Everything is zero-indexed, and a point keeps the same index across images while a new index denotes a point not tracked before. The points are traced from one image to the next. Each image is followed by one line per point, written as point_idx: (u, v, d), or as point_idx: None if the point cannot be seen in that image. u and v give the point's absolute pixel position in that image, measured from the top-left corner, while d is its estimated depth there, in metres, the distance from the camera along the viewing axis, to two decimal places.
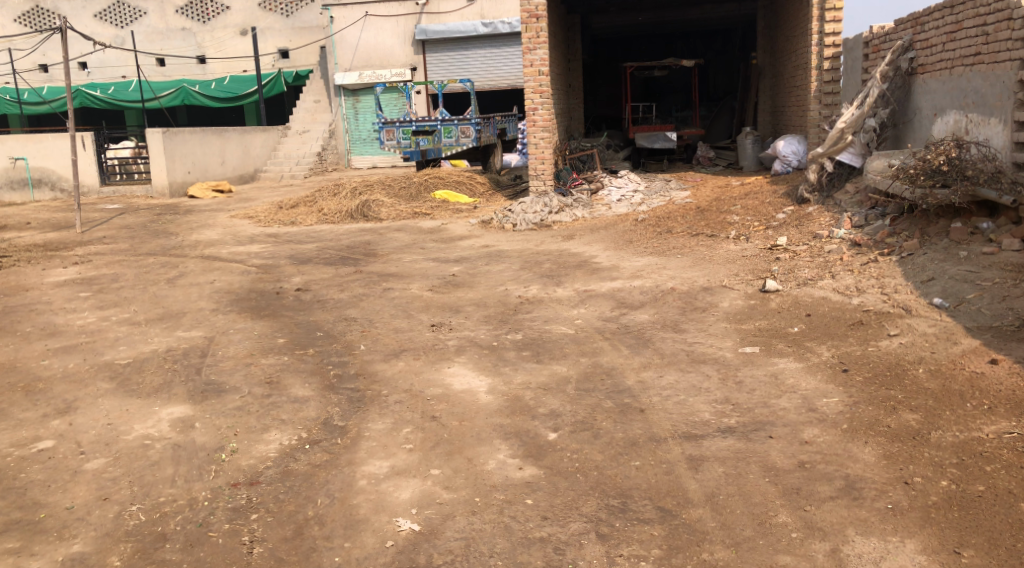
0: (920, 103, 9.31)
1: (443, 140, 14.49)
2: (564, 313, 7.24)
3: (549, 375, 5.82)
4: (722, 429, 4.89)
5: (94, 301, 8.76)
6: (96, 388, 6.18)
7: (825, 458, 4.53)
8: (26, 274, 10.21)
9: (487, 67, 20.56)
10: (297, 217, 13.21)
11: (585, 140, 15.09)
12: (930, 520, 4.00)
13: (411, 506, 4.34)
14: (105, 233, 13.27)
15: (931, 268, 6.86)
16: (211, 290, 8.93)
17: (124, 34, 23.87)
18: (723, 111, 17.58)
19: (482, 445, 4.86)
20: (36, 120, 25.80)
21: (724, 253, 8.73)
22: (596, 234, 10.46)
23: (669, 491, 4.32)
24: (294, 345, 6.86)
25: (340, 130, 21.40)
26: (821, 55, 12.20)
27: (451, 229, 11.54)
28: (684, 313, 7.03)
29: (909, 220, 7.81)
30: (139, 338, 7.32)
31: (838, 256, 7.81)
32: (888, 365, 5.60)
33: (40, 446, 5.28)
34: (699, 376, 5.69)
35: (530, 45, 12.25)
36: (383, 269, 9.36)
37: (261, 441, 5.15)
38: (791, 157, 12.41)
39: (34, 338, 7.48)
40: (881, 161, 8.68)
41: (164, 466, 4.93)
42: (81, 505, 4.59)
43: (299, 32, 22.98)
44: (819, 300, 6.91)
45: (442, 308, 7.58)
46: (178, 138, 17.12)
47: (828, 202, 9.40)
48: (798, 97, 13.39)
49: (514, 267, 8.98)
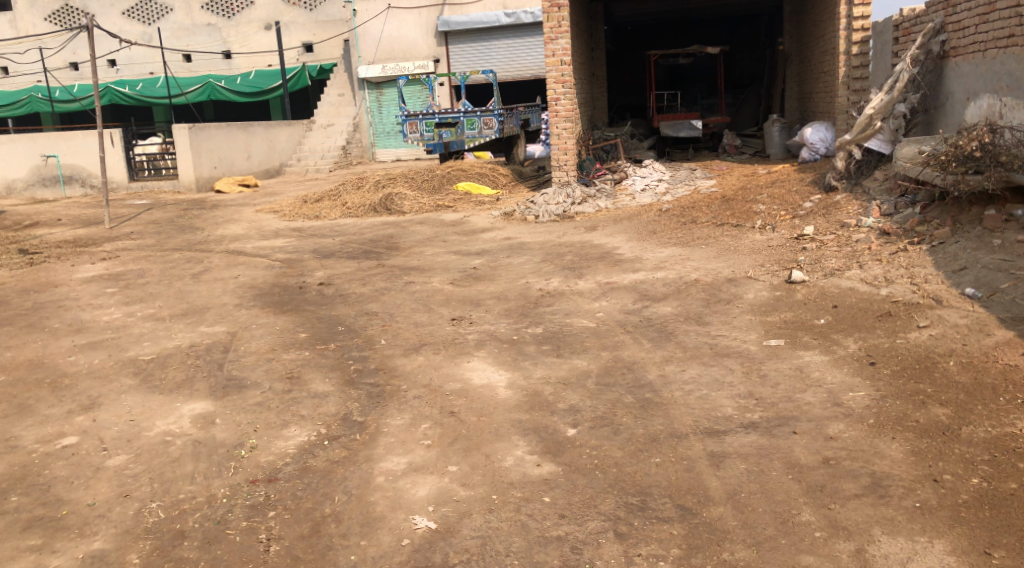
0: (952, 86, 9.10)
1: (466, 132, 14.41)
2: (586, 306, 7.16)
3: (568, 370, 5.75)
4: (744, 425, 4.80)
5: (121, 296, 8.82)
6: (119, 384, 6.21)
7: (850, 454, 4.43)
8: (55, 270, 10.33)
9: (509, 58, 20.45)
10: (321, 211, 13.22)
11: (608, 130, 14.95)
12: (959, 520, 3.89)
13: (428, 503, 4.30)
14: (134, 228, 13.39)
15: (963, 257, 6.69)
16: (235, 285, 8.96)
17: (151, 31, 24.08)
18: (750, 98, 17.35)
19: (500, 441, 4.81)
20: (67, 117, 26.13)
21: (749, 243, 8.61)
22: (619, 225, 10.36)
23: (690, 489, 4.24)
24: (315, 340, 6.85)
25: (364, 123, 21.40)
26: (849, 39, 11.95)
27: (473, 222, 11.49)
28: (708, 306, 6.93)
29: (940, 208, 7.63)
30: (163, 333, 7.36)
31: (865, 246, 7.67)
32: (917, 358, 5.47)
33: (64, 442, 5.31)
34: (721, 369, 5.60)
35: (552, 35, 12.13)
36: (405, 263, 9.32)
37: (280, 438, 5.14)
38: (818, 144, 12.22)
39: (61, 334, 7.55)
40: (911, 147, 8.47)
41: (184, 463, 4.94)
42: (102, 501, 4.60)
43: (323, 26, 22.88)
44: (847, 291, 6.77)
45: (462, 302, 7.53)
46: (205, 134, 17.21)
47: (856, 190, 9.25)
48: (826, 83, 13.14)
49: (536, 260, 8.90)
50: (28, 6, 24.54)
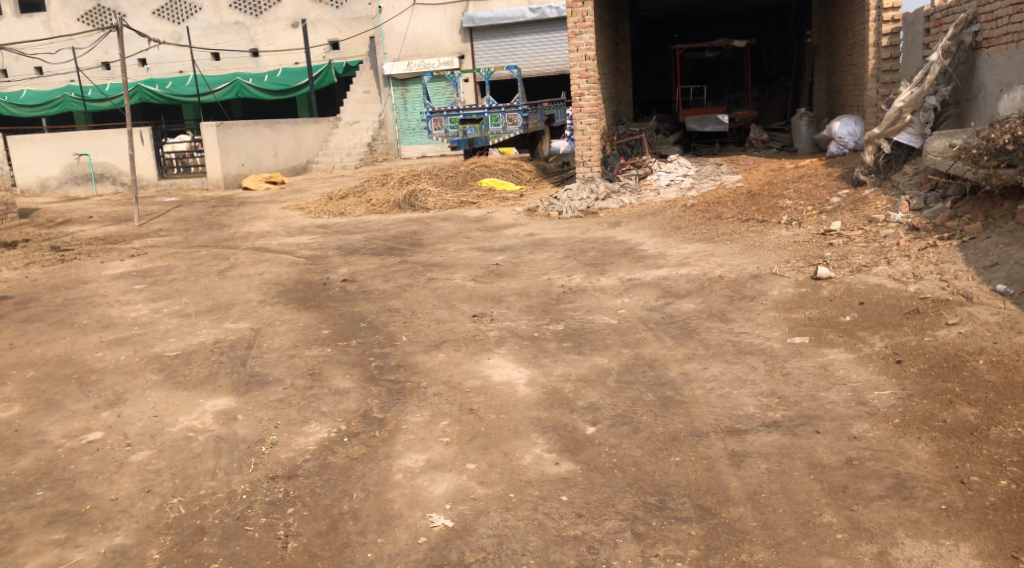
0: (985, 78, 8.92)
1: (490, 128, 14.33)
2: (608, 303, 7.11)
3: (589, 367, 5.71)
4: (766, 424, 4.74)
5: (149, 292, 8.91)
6: (145, 380, 6.26)
7: (875, 454, 4.35)
8: (85, 267, 10.45)
9: (534, 53, 20.39)
10: (346, 208, 13.25)
11: (633, 125, 14.84)
12: (986, 523, 3.81)
13: (445, 501, 4.29)
14: (163, 225, 13.52)
15: (994, 253, 6.56)
16: (260, 282, 9.01)
17: (180, 30, 24.29)
18: (777, 92, 17.14)
19: (519, 439, 4.79)
20: (98, 116, 26.46)
21: (775, 239, 8.50)
22: (643, 221, 10.28)
23: (709, 489, 4.19)
24: (337, 336, 6.87)
25: (390, 119, 21.47)
26: (879, 31, 11.74)
27: (497, 218, 11.46)
28: (732, 302, 6.85)
29: (971, 203, 7.48)
30: (189, 329, 7.43)
31: (894, 241, 7.55)
32: (945, 356, 5.37)
33: (89, 438, 5.36)
34: (744, 367, 5.53)
35: (576, 29, 12.05)
36: (427, 260, 9.31)
37: (300, 434, 5.15)
38: (847, 138, 12.07)
39: (90, 330, 7.63)
40: (942, 141, 8.33)
41: (206, 459, 4.96)
42: (125, 496, 4.64)
43: (349, 23, 22.94)
44: (874, 287, 6.67)
45: (484, 299, 7.51)
46: (232, 132, 17.31)
47: (885, 185, 9.10)
48: (855, 76, 12.95)
49: (558, 256, 8.86)
50: (60, 6, 24.84)
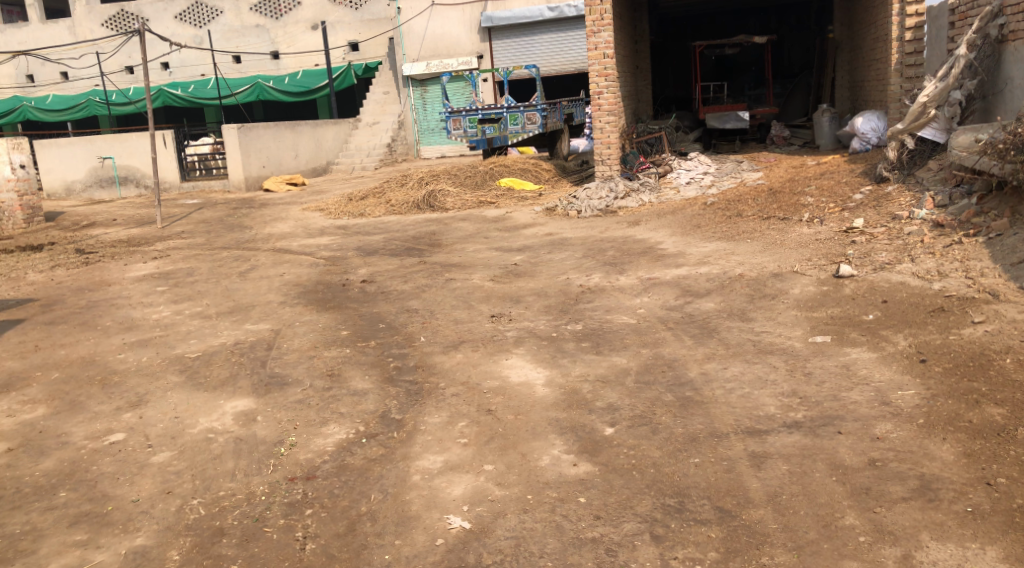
0: (1011, 72, 8.78)
1: (509, 128, 14.32)
2: (627, 302, 7.06)
3: (608, 368, 5.67)
4: (787, 424, 4.68)
5: (171, 294, 8.96)
6: (166, 381, 6.29)
7: (898, 455, 4.28)
8: (109, 269, 10.53)
9: (553, 52, 20.33)
10: (366, 209, 13.27)
11: (653, 123, 14.76)
12: (1014, 526, 3.73)
13: (463, 503, 4.27)
14: (185, 227, 13.63)
15: (1021, 249, 6.45)
16: (280, 283, 9.04)
17: (202, 34, 24.46)
18: (799, 88, 17.01)
19: (537, 440, 4.76)
20: (122, 120, 26.72)
21: (796, 237, 8.42)
22: (663, 219, 10.21)
23: (729, 490, 4.14)
24: (356, 337, 6.87)
25: (410, 120, 21.51)
26: (903, 25, 11.61)
27: (516, 218, 11.45)
28: (752, 301, 6.79)
29: (997, 198, 7.36)
30: (210, 331, 7.46)
31: (918, 238, 7.45)
32: (971, 355, 5.28)
33: (111, 439, 5.39)
34: (765, 367, 5.47)
35: (594, 28, 12.01)
36: (446, 260, 9.31)
37: (319, 435, 5.15)
38: (869, 134, 11.95)
39: (113, 332, 7.69)
40: (967, 136, 8.21)
41: (225, 460, 4.98)
42: (145, 497, 4.66)
43: (369, 24, 23.02)
44: (897, 285, 6.58)
45: (502, 299, 7.48)
46: (253, 134, 17.40)
47: (909, 181, 8.98)
48: (878, 72, 12.81)
49: (577, 256, 8.81)
50: (85, 12, 25.08)
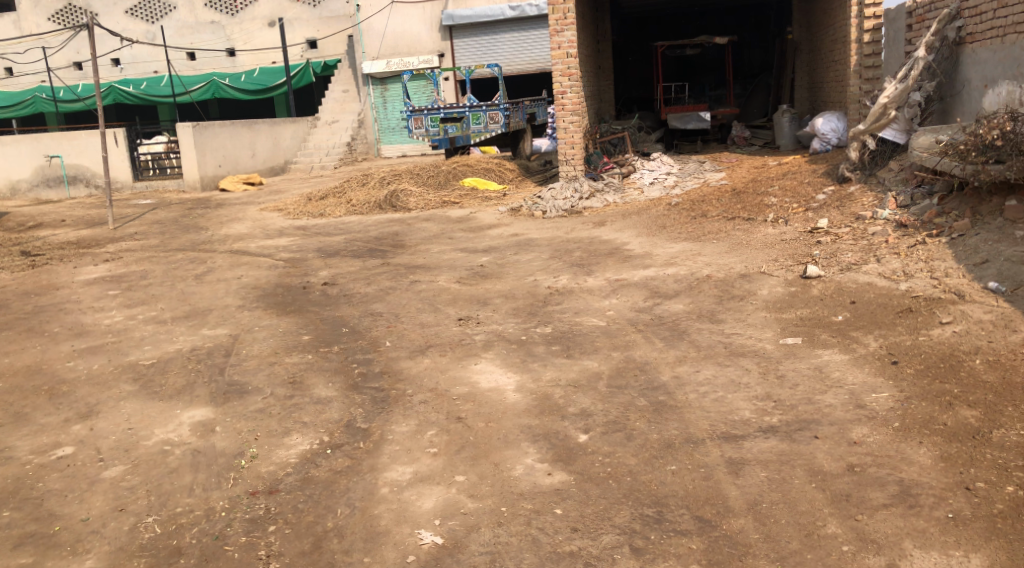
0: (969, 74, 8.86)
1: (471, 127, 14.19)
2: (596, 304, 6.96)
3: (579, 372, 5.57)
4: (763, 429, 4.61)
5: (124, 299, 8.65)
6: (119, 390, 6.05)
7: (877, 460, 4.23)
8: (58, 273, 10.15)
9: (515, 51, 20.25)
10: (326, 209, 13.05)
11: (615, 123, 14.74)
12: (996, 532, 3.70)
13: (434, 517, 4.13)
14: (138, 228, 13.28)
15: (984, 249, 6.48)
16: (238, 286, 8.80)
17: (155, 30, 23.90)
18: (759, 88, 17.15)
19: (509, 449, 4.64)
20: (72, 117, 26.03)
21: (762, 237, 8.40)
22: (628, 220, 10.15)
23: (708, 499, 4.06)
24: (318, 342, 6.68)
25: (370, 118, 21.27)
26: (861, 27, 11.68)
27: (480, 218, 11.30)
28: (721, 303, 6.73)
29: (959, 198, 7.40)
30: (165, 337, 7.20)
31: (882, 239, 7.46)
32: (941, 356, 5.27)
33: (59, 453, 5.15)
34: (737, 370, 5.41)
35: (557, 27, 11.91)
36: (410, 261, 9.15)
37: (282, 447, 4.96)
38: (830, 135, 12.02)
39: (61, 339, 7.39)
40: (928, 137, 8.24)
41: (183, 474, 4.77)
42: (96, 516, 4.44)
43: (327, 22, 22.69)
44: (864, 286, 6.57)
45: (469, 301, 7.35)
46: (209, 132, 17.02)
47: (871, 181, 9.03)
48: (837, 73, 12.91)
49: (544, 256, 8.71)
50: (31, 5, 24.38)
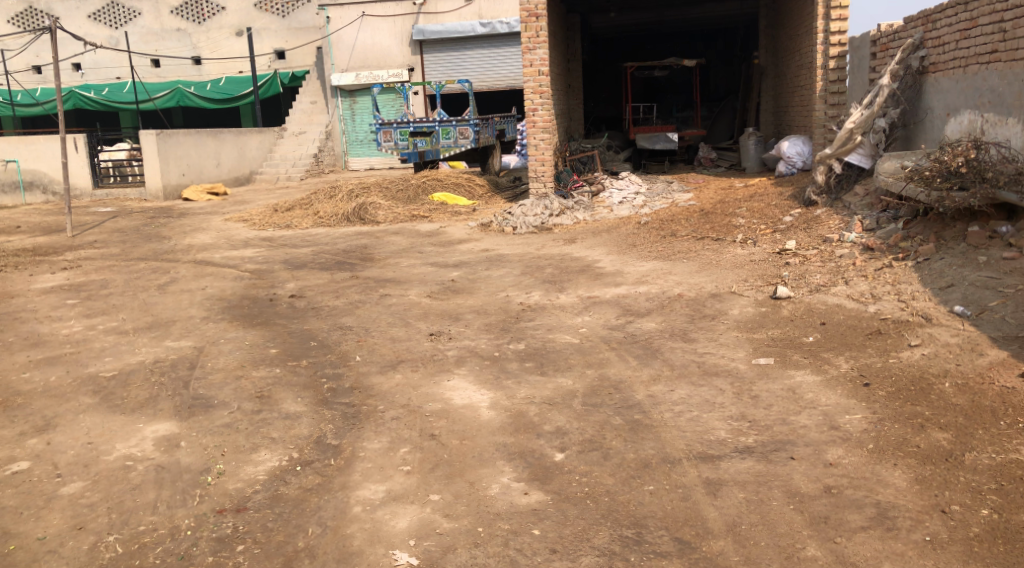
0: (931, 102, 9.02)
1: (441, 142, 14.17)
2: (568, 321, 6.94)
3: (553, 389, 5.52)
4: (739, 450, 4.60)
5: (82, 308, 8.44)
6: (77, 403, 5.87)
7: (852, 482, 4.24)
8: (12, 281, 9.88)
9: (484, 68, 20.28)
10: (292, 220, 12.91)
11: (585, 142, 14.81)
12: (974, 555, 3.72)
13: (409, 537, 4.04)
14: (97, 236, 12.98)
15: (949, 274, 6.56)
16: (203, 297, 8.63)
17: (118, 35, 23.56)
18: (725, 112, 17.34)
19: (484, 467, 4.57)
20: (30, 121, 25.54)
21: (731, 258, 8.45)
22: (598, 238, 10.16)
23: (687, 520, 4.03)
24: (286, 356, 6.56)
25: (337, 131, 21.16)
26: (826, 53, 11.84)
27: (449, 233, 11.24)
28: (693, 322, 6.73)
29: (923, 223, 7.49)
30: (127, 348, 7.02)
31: (850, 261, 7.52)
32: (912, 379, 5.31)
33: (15, 468, 4.98)
34: (711, 390, 5.39)
35: (530, 44, 11.95)
36: (379, 275, 9.06)
37: (250, 463, 4.85)
38: (795, 158, 12.16)
39: (16, 349, 7.18)
40: (893, 162, 8.36)
41: (146, 491, 4.63)
42: (53, 535, 4.28)
43: (296, 33, 22.64)
44: (833, 307, 6.63)
45: (441, 317, 7.28)
46: (173, 140, 16.78)
47: (837, 205, 9.13)
48: (802, 98, 13.11)
49: (515, 273, 8.67)
50: None
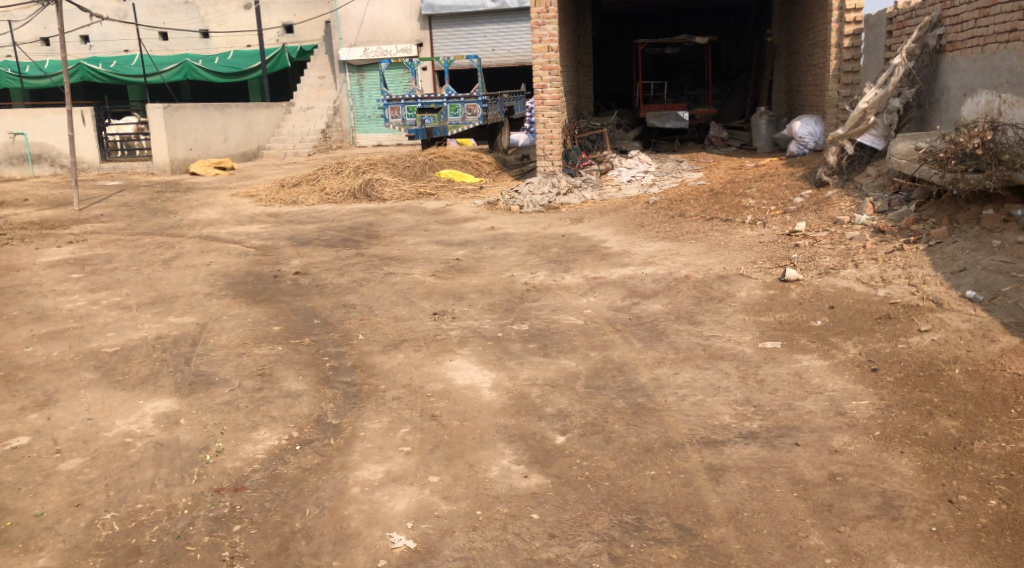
0: (947, 82, 8.86)
1: (449, 118, 14.05)
2: (573, 302, 6.87)
3: (556, 371, 5.46)
4: (743, 435, 4.54)
5: (86, 282, 8.41)
6: (79, 378, 5.85)
7: (858, 470, 4.18)
8: (18, 254, 9.85)
9: (494, 44, 20.07)
10: (299, 196, 12.84)
11: (594, 119, 14.64)
12: (980, 546, 3.65)
13: (407, 519, 4.00)
14: (104, 210, 12.93)
15: (962, 258, 6.45)
16: (207, 273, 8.57)
17: (126, 7, 23.45)
18: (737, 90, 17.19)
19: (484, 449, 4.52)
20: (38, 95, 25.51)
21: (740, 239, 8.35)
22: (606, 217, 10.07)
23: (688, 506, 3.97)
24: (289, 334, 6.51)
25: (345, 106, 21.03)
26: (841, 32, 11.64)
27: (456, 211, 11.16)
28: (700, 304, 6.65)
29: (937, 206, 7.37)
30: (129, 323, 6.99)
31: (860, 244, 7.42)
32: (920, 364, 5.23)
33: (14, 443, 4.95)
34: (716, 373, 5.33)
35: (539, 20, 11.78)
36: (385, 253, 9.00)
37: (249, 441, 4.81)
38: (807, 138, 12.01)
39: (20, 322, 7.16)
40: (906, 143, 8.22)
41: (144, 468, 4.60)
42: (51, 511, 4.26)
43: (304, 6, 22.46)
44: (843, 291, 6.53)
45: (445, 296, 7.21)
46: (179, 115, 16.68)
47: (848, 186, 9.01)
48: (815, 77, 12.92)
49: (521, 252, 8.60)
50: None
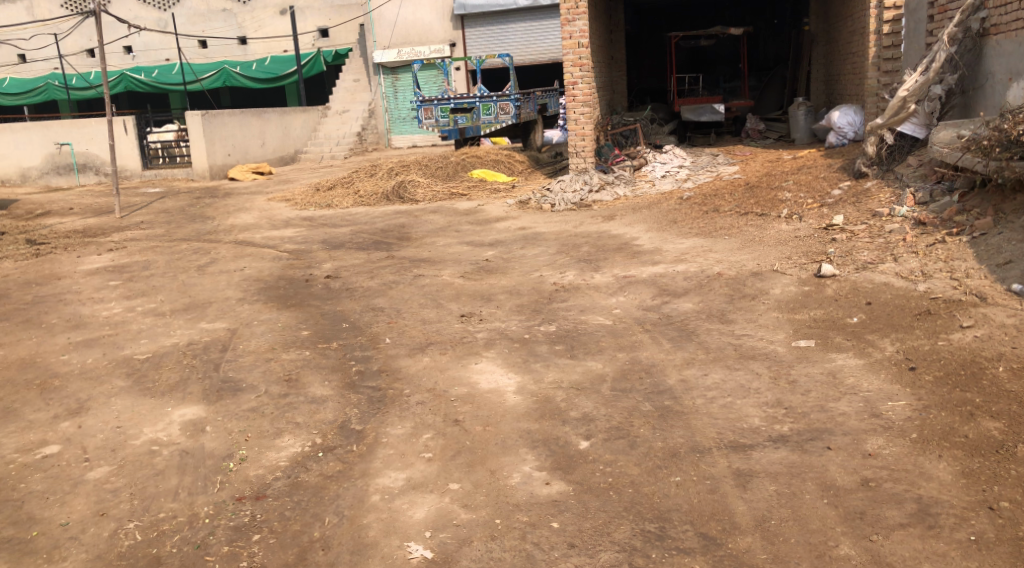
0: (992, 66, 8.55)
1: (481, 118, 13.96)
2: (601, 302, 6.76)
3: (583, 373, 5.36)
4: (773, 438, 4.40)
5: (124, 290, 8.50)
6: (111, 386, 5.88)
7: (893, 475, 4.02)
8: (60, 262, 10.01)
9: (527, 41, 19.96)
10: (333, 200, 12.88)
11: (628, 115, 14.49)
12: (1021, 557, 3.49)
13: (425, 528, 3.94)
14: (144, 217, 13.08)
15: (1007, 249, 6.21)
16: (241, 278, 8.61)
17: (167, 18, 23.73)
18: (774, 81, 16.87)
19: (506, 455, 4.44)
20: (84, 105, 25.97)
21: (775, 233, 8.17)
22: (639, 214, 9.92)
23: (713, 514, 3.86)
24: (317, 338, 6.51)
25: (380, 108, 21.07)
26: (880, 18, 11.31)
27: (488, 211, 11.09)
28: (732, 302, 6.50)
29: (981, 195, 7.11)
30: (162, 330, 7.04)
31: (900, 237, 7.19)
32: (961, 363, 5.03)
33: (44, 452, 5.00)
34: (747, 374, 5.18)
35: (569, 16, 11.62)
36: (415, 255, 8.98)
37: (272, 449, 4.79)
38: (846, 129, 11.74)
39: (58, 330, 7.25)
40: (949, 131, 7.97)
41: (169, 477, 4.60)
42: (76, 521, 4.28)
43: (339, 10, 22.49)
44: (880, 286, 6.33)
45: (472, 297, 7.15)
46: (218, 121, 16.85)
47: (888, 176, 8.76)
48: (854, 66, 12.62)
49: (550, 251, 8.51)
50: None
